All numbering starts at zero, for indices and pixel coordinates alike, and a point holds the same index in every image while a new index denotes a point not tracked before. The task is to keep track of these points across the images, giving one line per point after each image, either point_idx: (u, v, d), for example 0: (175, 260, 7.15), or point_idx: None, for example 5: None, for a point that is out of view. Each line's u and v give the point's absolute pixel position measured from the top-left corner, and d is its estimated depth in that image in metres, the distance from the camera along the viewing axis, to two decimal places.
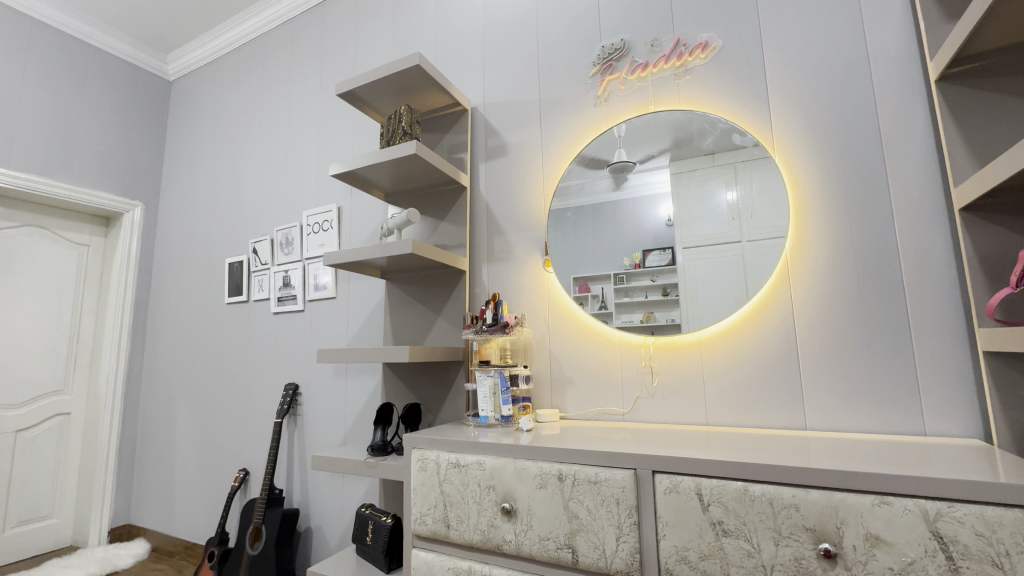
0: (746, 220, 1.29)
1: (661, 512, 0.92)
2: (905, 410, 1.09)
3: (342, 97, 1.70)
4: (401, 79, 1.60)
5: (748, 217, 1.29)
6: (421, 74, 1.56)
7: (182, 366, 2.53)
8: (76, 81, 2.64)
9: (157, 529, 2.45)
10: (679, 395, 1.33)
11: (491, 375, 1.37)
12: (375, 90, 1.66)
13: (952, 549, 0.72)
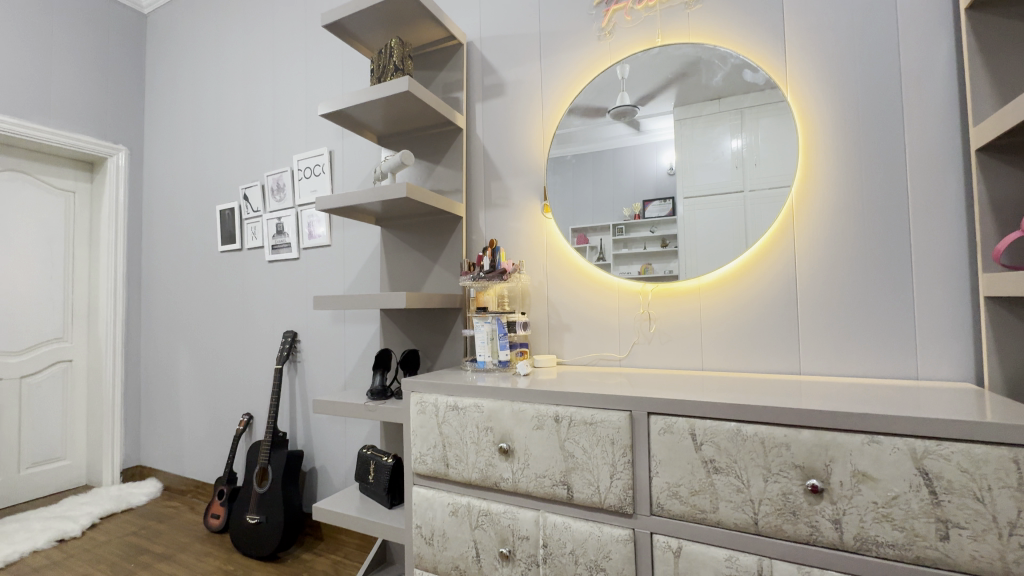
0: (750, 168, 1.24)
1: (654, 451, 0.95)
2: (899, 355, 1.10)
3: (328, 29, 1.59)
4: (391, 9, 1.49)
5: (753, 162, 1.24)
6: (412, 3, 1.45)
7: (180, 315, 2.53)
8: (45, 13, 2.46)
9: (168, 469, 2.54)
10: (676, 340, 1.33)
11: (489, 321, 1.37)
12: (363, 21, 1.55)
13: (936, 484, 0.74)
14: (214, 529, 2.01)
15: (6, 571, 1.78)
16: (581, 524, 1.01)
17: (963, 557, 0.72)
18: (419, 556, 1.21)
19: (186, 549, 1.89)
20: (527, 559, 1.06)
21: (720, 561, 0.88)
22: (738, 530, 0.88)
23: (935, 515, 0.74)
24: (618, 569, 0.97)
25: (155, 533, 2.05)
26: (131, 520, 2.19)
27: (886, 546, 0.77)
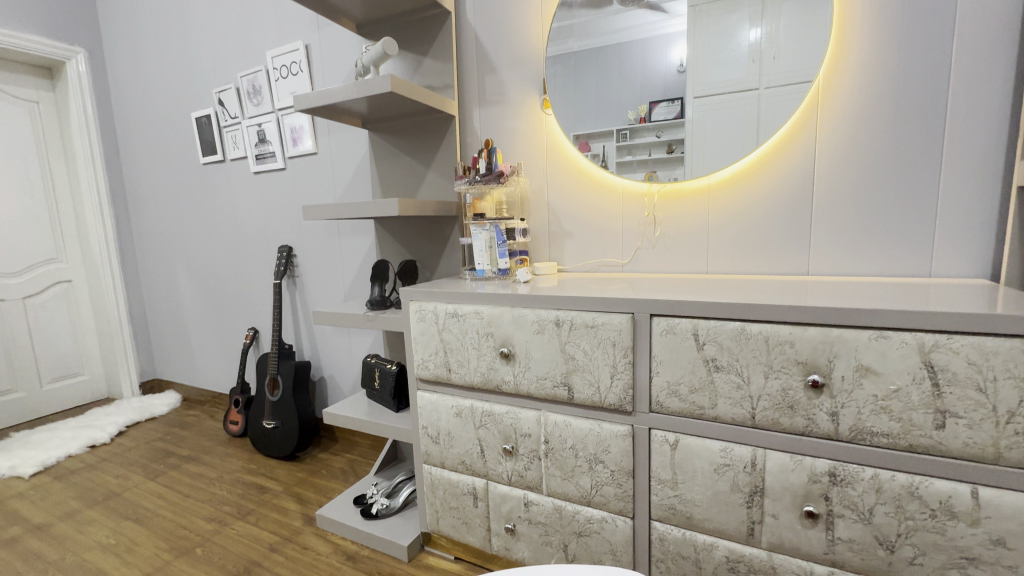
0: (767, 62, 1.12)
1: (656, 352, 0.94)
2: (914, 252, 1.06)
3: None
4: None
5: (771, 55, 1.11)
6: None
7: (171, 232, 2.47)
8: None
9: (184, 381, 2.65)
10: (681, 244, 1.29)
11: (487, 229, 1.32)
12: None
13: (940, 377, 0.74)
14: (234, 434, 2.13)
15: (46, 474, 1.91)
16: (582, 422, 1.04)
17: (956, 444, 0.74)
18: (427, 453, 1.28)
19: (210, 451, 2.01)
20: (529, 454, 1.11)
21: (715, 452, 0.91)
22: (735, 424, 0.90)
23: (934, 406, 0.75)
24: (616, 461, 1.01)
25: (180, 438, 2.17)
26: (156, 427, 2.31)
27: (880, 435, 0.78)
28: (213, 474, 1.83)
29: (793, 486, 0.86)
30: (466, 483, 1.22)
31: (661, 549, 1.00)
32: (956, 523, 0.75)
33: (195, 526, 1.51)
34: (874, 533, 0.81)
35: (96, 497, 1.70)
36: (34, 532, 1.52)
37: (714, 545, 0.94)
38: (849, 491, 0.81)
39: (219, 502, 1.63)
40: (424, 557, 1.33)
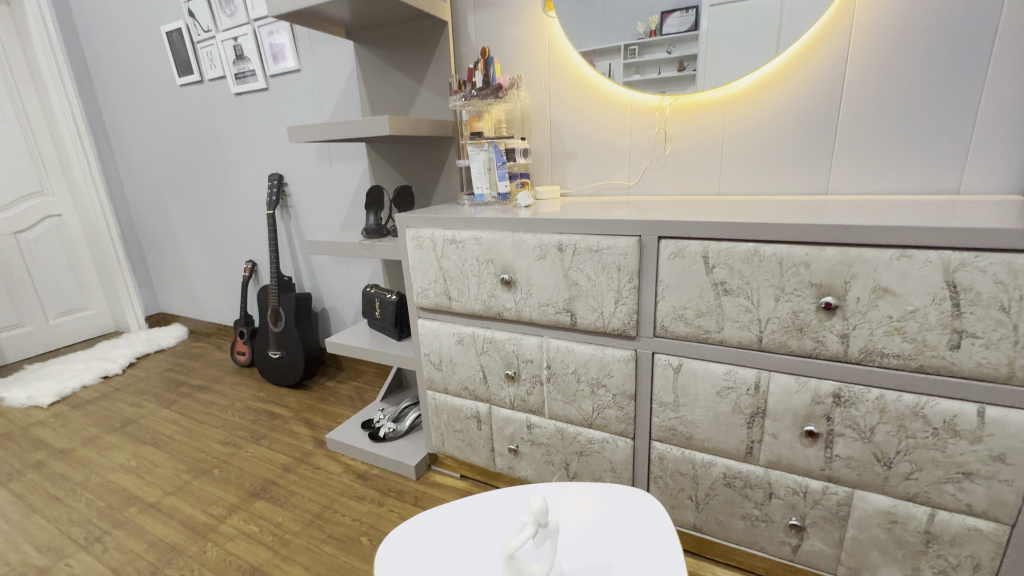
0: None
1: (663, 275, 0.91)
2: (944, 166, 0.98)
3: None
4: None
5: None
6: None
7: (157, 162, 2.36)
8: None
9: (188, 314, 2.67)
10: (692, 164, 1.21)
11: (485, 150, 1.24)
12: None
13: (961, 297, 0.70)
14: (242, 364, 2.17)
15: (63, 403, 1.97)
16: (584, 347, 1.03)
17: (969, 365, 0.72)
18: (430, 380, 1.29)
19: (221, 381, 2.06)
20: (531, 378, 1.11)
21: (719, 374, 0.90)
22: (741, 347, 0.88)
23: (951, 327, 0.72)
24: (619, 385, 1.01)
25: (190, 368, 2.22)
26: (166, 359, 2.36)
27: (890, 357, 0.77)
28: (225, 401, 1.89)
29: (795, 407, 0.85)
30: (470, 407, 1.24)
31: (660, 466, 1.03)
32: (957, 441, 0.75)
33: (211, 449, 1.58)
34: (873, 450, 0.81)
35: (114, 424, 1.77)
36: (59, 456, 1.59)
37: (713, 462, 0.96)
38: (852, 411, 0.81)
39: (233, 427, 1.69)
40: (431, 475, 1.39)
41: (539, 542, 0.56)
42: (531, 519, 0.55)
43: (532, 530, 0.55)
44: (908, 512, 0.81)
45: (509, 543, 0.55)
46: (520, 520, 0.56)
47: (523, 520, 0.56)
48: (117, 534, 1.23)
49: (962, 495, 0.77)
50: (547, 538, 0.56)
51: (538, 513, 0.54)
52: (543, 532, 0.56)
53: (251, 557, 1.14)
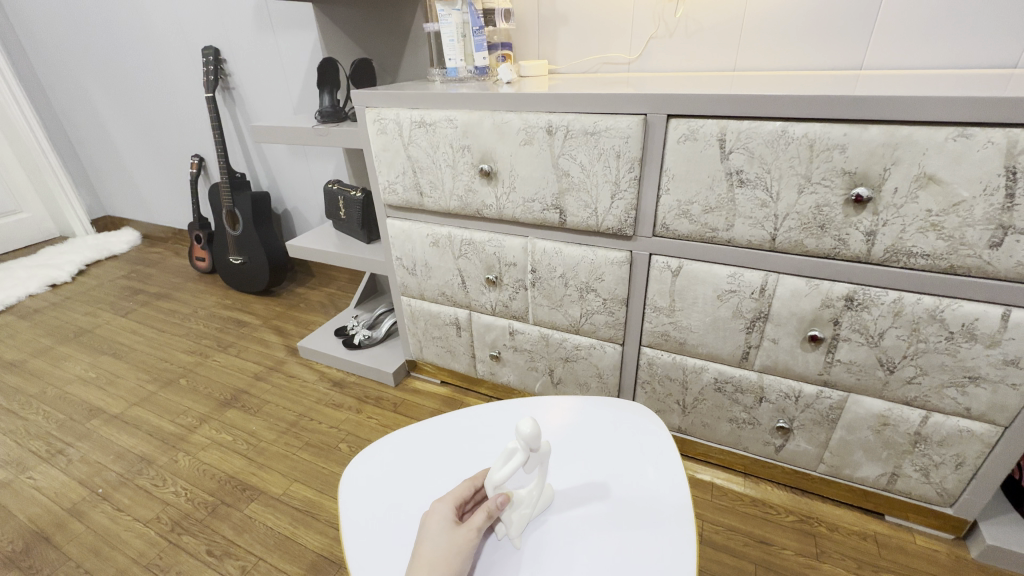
0: None
1: (669, 163, 0.77)
2: (1007, 32, 0.83)
3: None
4: None
5: None
6: None
7: (66, 33, 1.98)
8: None
9: (139, 218, 2.44)
10: (707, 30, 1.01)
11: (458, 9, 1.01)
12: None
13: (1019, 186, 0.60)
14: (204, 270, 2.02)
15: (10, 313, 1.83)
16: (574, 248, 0.92)
17: (1005, 265, 0.64)
18: (404, 286, 1.19)
19: (181, 288, 1.93)
20: (514, 284, 1.02)
21: (722, 278, 0.82)
22: (751, 247, 0.78)
23: (997, 221, 0.63)
24: (610, 289, 0.92)
25: (146, 276, 2.07)
26: (119, 265, 2.19)
27: (918, 257, 0.68)
28: (187, 309, 1.77)
29: (802, 312, 0.79)
30: (448, 314, 1.16)
31: (649, 371, 0.98)
32: (971, 345, 0.70)
33: (176, 359, 1.49)
34: (878, 355, 0.77)
35: (68, 335, 1.65)
36: (10, 369, 1.49)
37: (704, 368, 0.92)
38: (864, 315, 0.75)
39: (198, 336, 1.60)
40: (410, 381, 1.34)
41: (530, 468, 0.50)
42: (523, 445, 0.49)
43: (522, 458, 0.49)
44: (902, 415, 0.79)
45: (496, 471, 0.50)
46: (509, 446, 0.50)
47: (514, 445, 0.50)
48: (81, 446, 1.17)
49: (962, 399, 0.74)
50: (538, 464, 0.51)
51: (529, 436, 0.48)
52: (535, 458, 0.50)
53: (225, 465, 1.10)
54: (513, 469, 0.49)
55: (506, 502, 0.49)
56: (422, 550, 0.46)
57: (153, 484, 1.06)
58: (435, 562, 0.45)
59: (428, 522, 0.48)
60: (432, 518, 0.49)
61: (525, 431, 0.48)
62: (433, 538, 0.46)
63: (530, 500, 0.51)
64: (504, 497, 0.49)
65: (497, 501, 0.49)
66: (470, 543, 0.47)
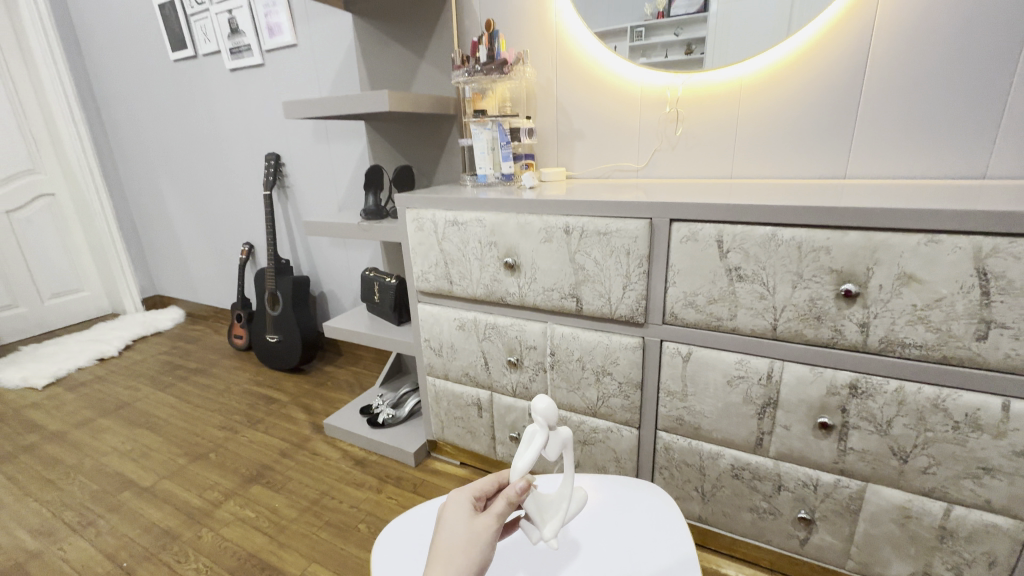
0: None
1: (674, 260, 0.87)
2: (970, 150, 0.94)
3: None
4: None
5: None
6: None
7: (150, 140, 2.31)
8: None
9: (185, 298, 2.64)
10: (704, 144, 1.16)
11: (489, 129, 1.19)
12: None
13: (992, 286, 0.66)
14: (240, 348, 2.14)
15: (58, 385, 1.95)
16: (590, 333, 0.99)
17: (996, 357, 0.69)
18: (430, 367, 1.26)
19: (217, 364, 2.04)
20: (534, 366, 1.08)
21: (730, 364, 0.87)
22: (755, 336, 0.84)
23: (979, 316, 0.68)
24: (624, 373, 0.98)
25: (186, 352, 2.19)
26: (162, 341, 2.33)
27: (912, 347, 0.73)
28: (221, 386, 1.86)
29: (809, 399, 0.82)
30: (471, 394, 1.21)
31: (666, 456, 1.00)
32: (979, 435, 0.72)
33: (207, 433, 1.55)
34: (889, 443, 0.79)
35: (109, 407, 1.74)
36: (52, 439, 1.56)
37: (720, 454, 0.93)
38: (869, 403, 0.78)
39: (229, 411, 1.67)
40: (431, 462, 1.36)
41: (551, 451, 0.55)
42: (539, 425, 0.55)
43: (542, 438, 0.54)
44: (924, 507, 0.79)
45: (520, 460, 0.54)
46: (529, 431, 0.55)
47: (531, 427, 0.55)
48: (111, 519, 1.21)
49: (981, 491, 0.74)
50: (557, 444, 0.56)
51: (545, 411, 0.54)
52: (552, 438, 0.56)
53: (246, 543, 1.12)
54: (536, 450, 0.54)
55: (526, 488, 0.52)
56: (442, 540, 0.49)
57: (175, 559, 1.08)
58: (453, 550, 0.47)
59: (446, 514, 0.51)
60: (450, 510, 0.51)
61: (539, 405, 0.53)
62: (451, 529, 0.49)
63: (563, 499, 0.56)
64: (525, 483, 0.52)
65: (517, 489, 0.52)
66: (488, 532, 0.49)
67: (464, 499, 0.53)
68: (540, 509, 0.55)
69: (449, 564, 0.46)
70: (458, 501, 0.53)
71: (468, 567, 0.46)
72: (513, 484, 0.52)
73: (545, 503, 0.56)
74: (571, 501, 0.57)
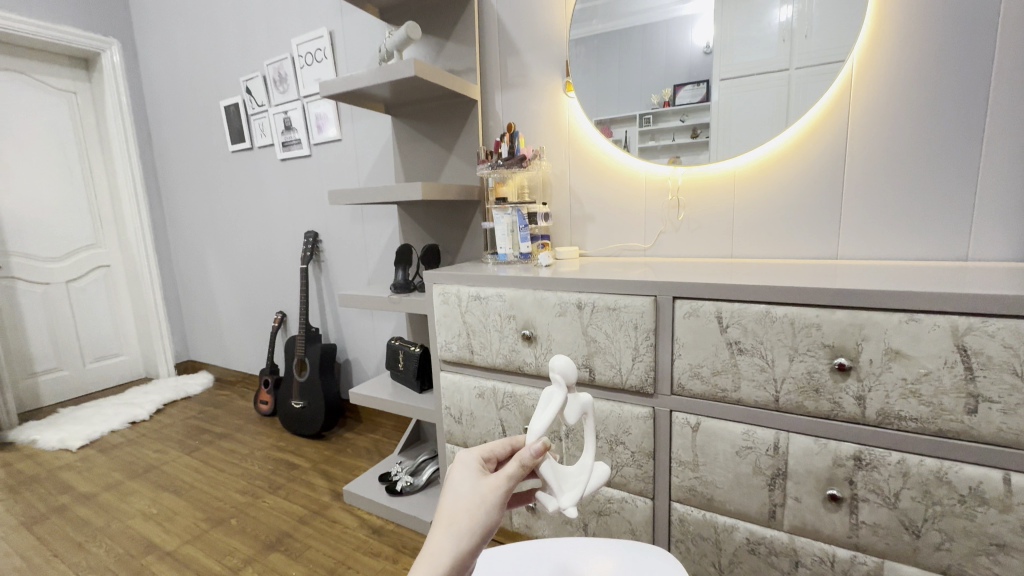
0: (799, 41, 1.09)
1: (678, 333, 0.94)
2: (950, 235, 1.02)
3: None
4: None
5: (803, 34, 1.09)
6: None
7: (202, 219, 2.56)
8: None
9: (216, 363, 2.76)
10: (704, 227, 1.27)
11: (509, 214, 1.33)
12: None
13: (974, 361, 0.72)
14: (264, 413, 2.21)
15: (91, 446, 2.02)
16: (603, 402, 1.05)
17: (988, 430, 0.72)
18: (450, 433, 1.31)
19: (242, 429, 2.10)
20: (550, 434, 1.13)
21: (738, 434, 0.91)
22: (759, 406, 0.89)
23: (966, 390, 0.73)
24: (637, 442, 1.02)
25: (213, 416, 2.26)
26: (191, 406, 2.42)
27: (909, 419, 0.77)
28: (245, 450, 1.91)
29: (817, 470, 0.85)
30: None
31: (681, 528, 1.01)
32: (986, 509, 0.74)
33: (229, 498, 1.59)
34: (899, 517, 0.80)
35: (137, 470, 1.80)
36: (82, 501, 1.62)
37: (735, 526, 0.94)
38: (875, 475, 0.81)
39: (252, 477, 1.71)
40: None
41: (570, 413, 0.56)
42: (558, 386, 0.56)
43: (562, 393, 0.55)
44: None
45: (538, 420, 0.53)
46: (548, 391, 0.57)
47: (549, 389, 0.56)
48: None
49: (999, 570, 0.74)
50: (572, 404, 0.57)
51: (563, 369, 0.54)
52: (571, 401, 0.57)
53: None
54: (555, 410, 0.55)
55: (542, 452, 0.46)
56: (444, 503, 0.43)
57: None
58: (455, 514, 0.42)
59: (452, 475, 0.45)
60: (457, 471, 0.46)
61: (557, 364, 0.54)
62: (455, 491, 0.43)
63: (581, 474, 0.55)
64: (541, 446, 0.46)
65: (531, 450, 0.46)
66: (495, 493, 0.43)
67: (473, 460, 0.47)
68: (558, 476, 0.53)
69: (450, 530, 0.41)
70: (466, 462, 0.47)
71: (471, 535, 0.41)
72: (529, 447, 0.46)
73: (562, 469, 0.54)
74: (590, 471, 0.55)
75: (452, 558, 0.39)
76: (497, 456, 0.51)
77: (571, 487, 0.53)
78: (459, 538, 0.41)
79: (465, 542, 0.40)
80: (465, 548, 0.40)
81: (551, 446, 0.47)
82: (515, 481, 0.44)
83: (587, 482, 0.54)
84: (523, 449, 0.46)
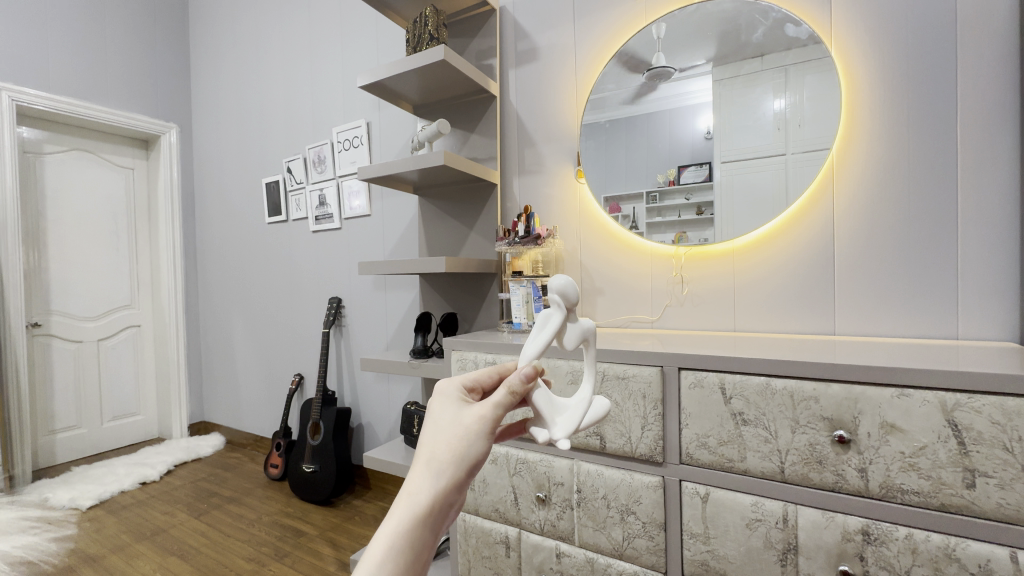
0: (792, 130, 1.22)
1: (685, 404, 0.99)
2: (940, 314, 1.09)
3: (369, 89, 1.62)
4: (428, 73, 1.52)
5: (795, 124, 1.22)
6: (450, 68, 1.47)
7: (232, 284, 2.72)
8: (97, 10, 2.59)
9: (229, 424, 2.78)
10: (707, 301, 1.36)
11: (524, 285, 1.43)
12: (404, 81, 1.57)
13: (966, 437, 0.76)
14: (274, 477, 2.21)
15: (100, 507, 2.02)
16: (613, 471, 1.08)
17: (989, 505, 0.75)
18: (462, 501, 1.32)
19: (251, 493, 2.09)
20: (562, 503, 1.14)
21: (747, 506, 0.93)
22: (765, 477, 0.92)
23: (962, 464, 0.76)
24: (648, 513, 1.03)
25: (222, 479, 2.26)
26: (201, 467, 2.42)
27: (911, 493, 0.80)
28: (252, 515, 1.90)
29: (827, 545, 0.86)
30: (500, 532, 1.24)
31: None
32: None
33: (234, 565, 1.56)
34: None
35: (144, 533, 1.79)
36: (88, 562, 1.61)
37: None
38: (884, 550, 0.82)
39: (258, 543, 1.69)
40: None
41: (569, 337, 0.62)
42: (557, 309, 0.61)
43: (560, 313, 0.60)
44: None
45: (533, 344, 0.58)
46: (546, 311, 0.61)
47: (548, 313, 0.61)
48: None
49: None
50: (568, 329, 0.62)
51: (562, 290, 0.59)
52: (573, 326, 0.62)
53: None
54: (551, 330, 0.59)
55: (532, 376, 0.50)
56: (424, 439, 0.45)
57: None
58: (434, 450, 0.43)
59: (434, 410, 0.48)
60: (439, 407, 0.48)
61: (557, 283, 0.59)
62: (438, 425, 0.46)
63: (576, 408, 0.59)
64: (532, 370, 0.50)
65: (523, 374, 0.49)
66: (477, 425, 0.46)
67: (455, 392, 0.50)
68: (552, 408, 0.58)
69: (430, 469, 0.42)
70: (447, 397, 0.49)
71: (453, 467, 0.43)
72: (518, 374, 0.50)
73: (556, 401, 0.59)
74: (587, 406, 0.59)
75: (434, 491, 0.41)
76: (483, 385, 0.55)
77: (563, 419, 0.58)
78: (441, 473, 0.42)
79: (448, 474, 0.42)
80: (448, 480, 0.42)
81: (541, 369, 0.51)
82: (500, 411, 0.48)
83: (581, 416, 0.58)
84: (512, 377, 0.50)
